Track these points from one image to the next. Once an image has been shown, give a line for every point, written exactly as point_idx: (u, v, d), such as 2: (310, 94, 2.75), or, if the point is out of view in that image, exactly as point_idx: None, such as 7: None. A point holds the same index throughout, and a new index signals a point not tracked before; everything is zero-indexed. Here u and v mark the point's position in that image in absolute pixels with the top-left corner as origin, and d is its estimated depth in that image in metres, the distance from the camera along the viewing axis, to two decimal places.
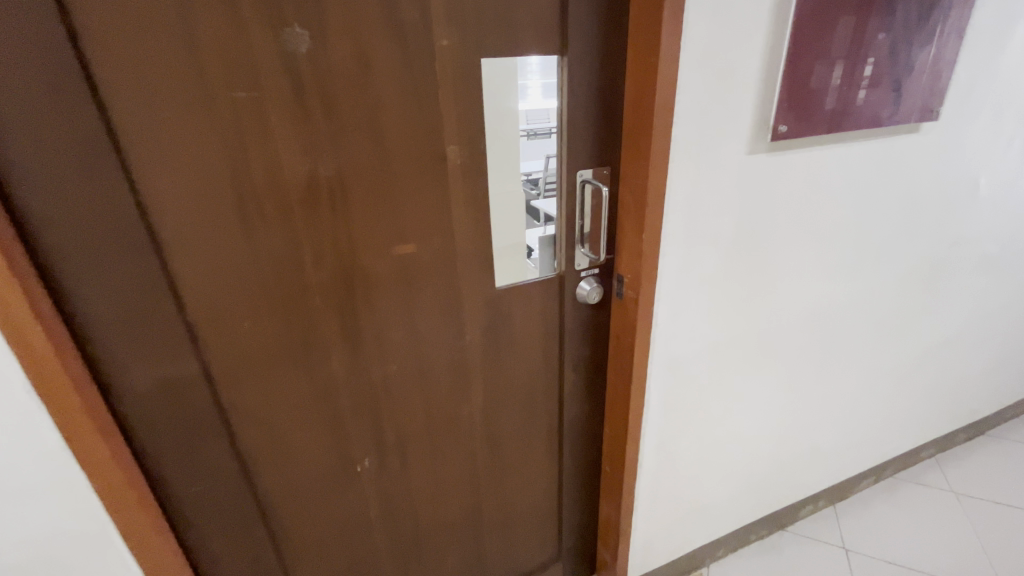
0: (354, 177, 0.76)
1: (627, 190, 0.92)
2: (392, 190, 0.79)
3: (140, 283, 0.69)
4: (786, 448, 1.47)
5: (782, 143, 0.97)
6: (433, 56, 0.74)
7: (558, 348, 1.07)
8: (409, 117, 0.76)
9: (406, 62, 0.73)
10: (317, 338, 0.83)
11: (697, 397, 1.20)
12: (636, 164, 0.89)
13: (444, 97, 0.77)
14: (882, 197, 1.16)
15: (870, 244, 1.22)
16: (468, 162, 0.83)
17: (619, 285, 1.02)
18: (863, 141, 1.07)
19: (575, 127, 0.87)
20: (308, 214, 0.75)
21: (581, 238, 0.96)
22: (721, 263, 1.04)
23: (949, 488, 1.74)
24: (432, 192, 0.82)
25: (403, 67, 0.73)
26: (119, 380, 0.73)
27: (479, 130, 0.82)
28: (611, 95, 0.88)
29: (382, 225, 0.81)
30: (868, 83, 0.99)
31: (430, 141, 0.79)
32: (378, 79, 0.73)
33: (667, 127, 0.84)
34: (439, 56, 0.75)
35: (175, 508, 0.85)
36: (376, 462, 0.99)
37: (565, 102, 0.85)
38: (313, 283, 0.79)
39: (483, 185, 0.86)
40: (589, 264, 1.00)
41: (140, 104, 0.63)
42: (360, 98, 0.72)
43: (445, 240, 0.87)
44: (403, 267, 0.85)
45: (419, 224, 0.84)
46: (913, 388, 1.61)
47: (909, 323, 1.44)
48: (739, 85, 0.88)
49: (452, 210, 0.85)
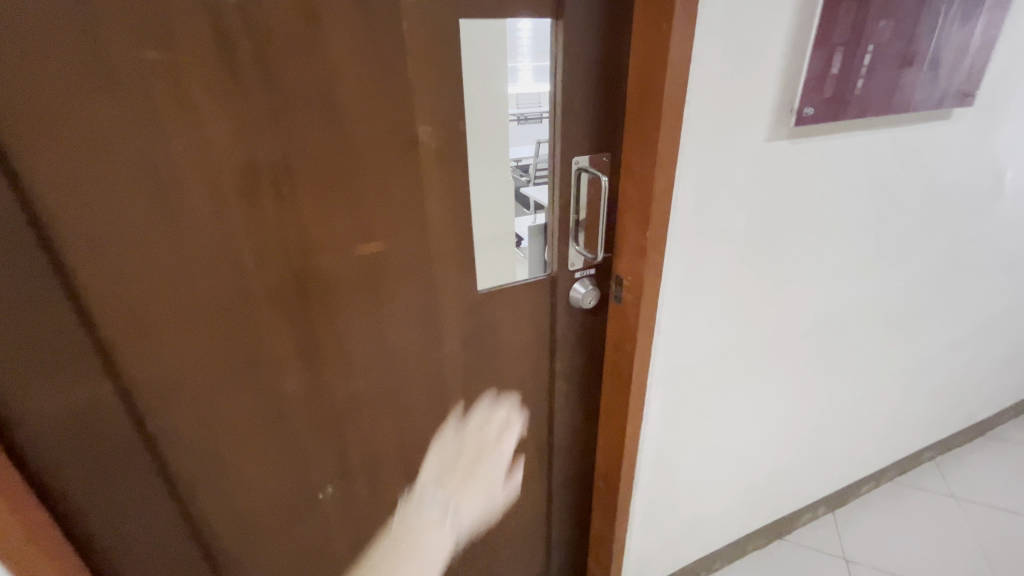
0: (305, 163, 0.63)
1: (628, 180, 0.80)
2: (352, 179, 0.66)
3: (33, 291, 0.56)
4: (788, 455, 1.39)
5: (806, 129, 0.85)
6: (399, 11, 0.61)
7: (550, 356, 0.96)
8: (374, 91, 0.63)
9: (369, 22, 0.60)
10: (266, 353, 0.71)
11: (699, 407, 1.11)
12: (641, 150, 0.76)
13: (416, 66, 0.64)
14: (905, 191, 1.06)
15: (887, 241, 1.12)
16: (445, 146, 0.71)
17: (617, 288, 0.90)
18: (891, 128, 0.96)
19: (573, 108, 0.75)
20: (248, 209, 0.62)
21: (575, 235, 0.85)
22: (731, 262, 0.93)
23: (952, 493, 1.69)
24: (402, 186, 0.70)
25: (367, 29, 0.60)
26: (14, 409, 0.60)
27: (458, 109, 0.69)
28: (614, 69, 0.75)
29: (342, 220, 0.68)
30: (877, 67, 0.85)
31: (399, 121, 0.66)
32: (336, 42, 0.59)
33: (678, 107, 0.71)
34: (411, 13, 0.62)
35: (96, 549, 0.72)
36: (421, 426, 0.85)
37: (560, 75, 0.72)
38: (257, 290, 0.67)
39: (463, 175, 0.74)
40: (584, 264, 0.89)
41: (15, 67, 0.49)
42: (310, 63, 0.59)
43: (421, 239, 0.75)
44: (368, 269, 0.73)
45: (388, 219, 0.71)
46: (919, 391, 1.53)
47: (920, 325, 1.35)
48: (762, 62, 0.76)
49: (427, 202, 0.73)
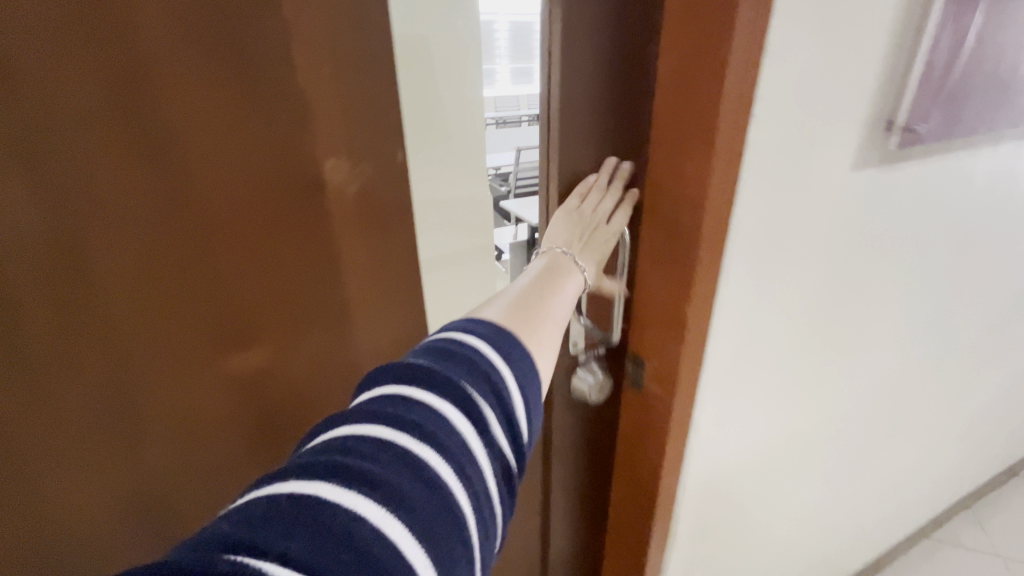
0: (120, 236, 0.39)
1: (654, 227, 0.55)
2: (211, 255, 0.43)
3: None
4: (826, 536, 1.15)
5: (905, 152, 0.60)
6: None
7: (544, 452, 0.72)
8: (225, 140, 0.41)
9: (207, 29, 0.37)
10: (86, 528, 0.48)
11: (736, 504, 0.86)
12: (676, 186, 0.51)
13: (317, 80, 0.42)
14: (990, 228, 0.83)
15: (960, 288, 0.89)
16: (371, 194, 0.49)
17: (636, 372, 0.64)
18: (992, 150, 0.72)
19: (576, 121, 0.51)
20: (18, 316, 0.38)
21: (580, 304, 0.59)
22: (791, 329, 0.69)
23: (997, 552, 1.47)
24: (294, 268, 0.48)
25: (200, 42, 0.37)
26: None
27: (389, 141, 0.48)
28: (636, 64, 0.50)
29: (193, 336, 0.46)
30: (994, 72, 0.61)
31: (288, 162, 0.44)
32: (149, 75, 0.36)
33: (740, 124, 0.46)
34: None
35: None
36: (557, 240, 0.52)
37: (558, 72, 0.48)
38: (50, 457, 0.44)
39: (400, 231, 0.53)
40: (589, 342, 0.63)
41: None
42: (107, 74, 0.35)
43: (334, 326, 0.53)
44: (250, 375, 0.50)
45: (277, 304, 0.49)
46: (961, 443, 1.33)
47: (974, 375, 1.14)
48: (864, 59, 0.51)
49: (341, 275, 0.51)
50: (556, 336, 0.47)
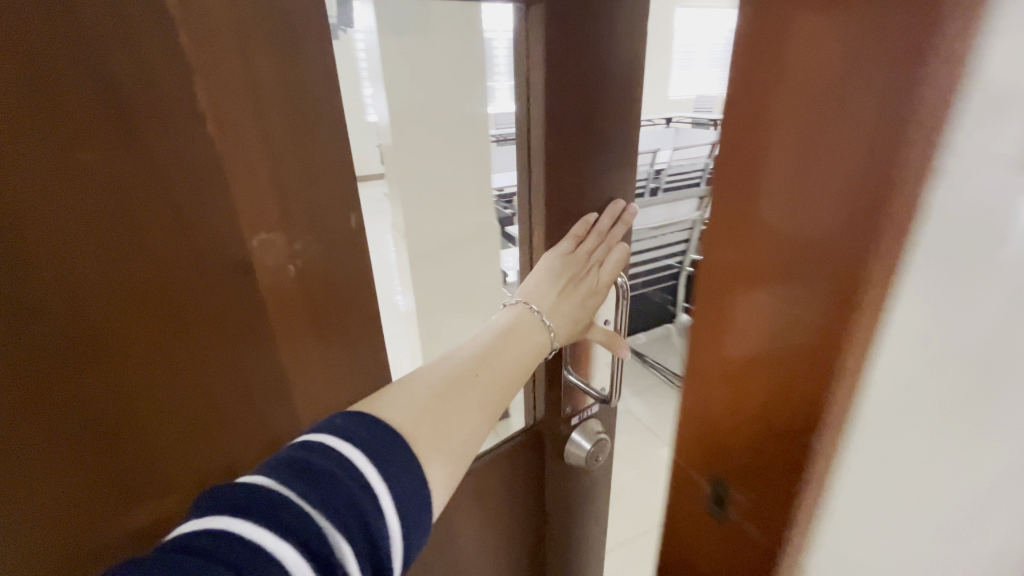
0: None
1: (739, 297, 0.38)
2: (111, 348, 0.42)
3: None
4: None
5: None
6: (183, 49, 0.38)
7: (533, 445, 0.81)
8: (132, 222, 0.39)
9: (98, 117, 0.36)
10: None
11: None
12: (768, 258, 0.35)
13: (246, 160, 0.43)
14: None
15: None
16: (318, 263, 0.50)
17: (718, 496, 0.46)
18: None
19: (558, 149, 0.62)
20: None
21: (569, 367, 0.74)
22: (951, 444, 0.41)
23: None
24: (213, 351, 0.47)
25: (92, 127, 0.36)
26: None
27: (329, 211, 0.49)
28: (595, 113, 0.63)
29: (98, 414, 0.43)
30: None
31: (202, 245, 0.43)
32: (45, 173, 0.36)
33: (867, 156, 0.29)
34: (211, 55, 0.39)
35: None
36: (533, 296, 0.61)
37: (541, 108, 0.60)
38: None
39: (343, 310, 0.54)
40: (578, 407, 0.80)
41: None
42: None
43: (273, 396, 0.52)
44: (183, 455, 0.49)
45: (199, 386, 0.47)
46: None
47: None
48: None
49: (276, 346, 0.51)
50: (472, 413, 0.47)
